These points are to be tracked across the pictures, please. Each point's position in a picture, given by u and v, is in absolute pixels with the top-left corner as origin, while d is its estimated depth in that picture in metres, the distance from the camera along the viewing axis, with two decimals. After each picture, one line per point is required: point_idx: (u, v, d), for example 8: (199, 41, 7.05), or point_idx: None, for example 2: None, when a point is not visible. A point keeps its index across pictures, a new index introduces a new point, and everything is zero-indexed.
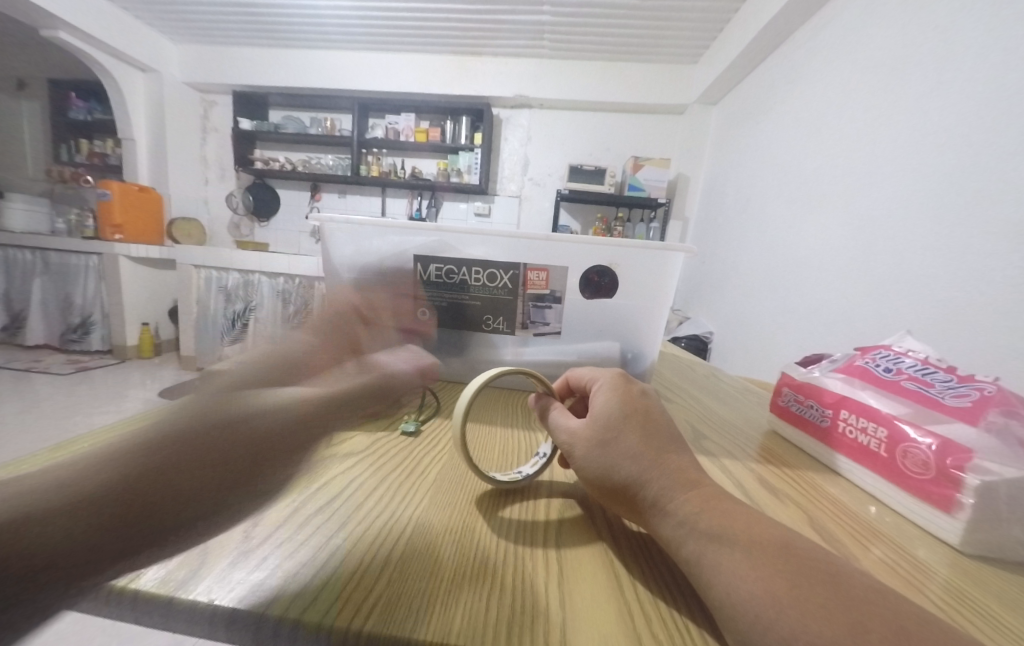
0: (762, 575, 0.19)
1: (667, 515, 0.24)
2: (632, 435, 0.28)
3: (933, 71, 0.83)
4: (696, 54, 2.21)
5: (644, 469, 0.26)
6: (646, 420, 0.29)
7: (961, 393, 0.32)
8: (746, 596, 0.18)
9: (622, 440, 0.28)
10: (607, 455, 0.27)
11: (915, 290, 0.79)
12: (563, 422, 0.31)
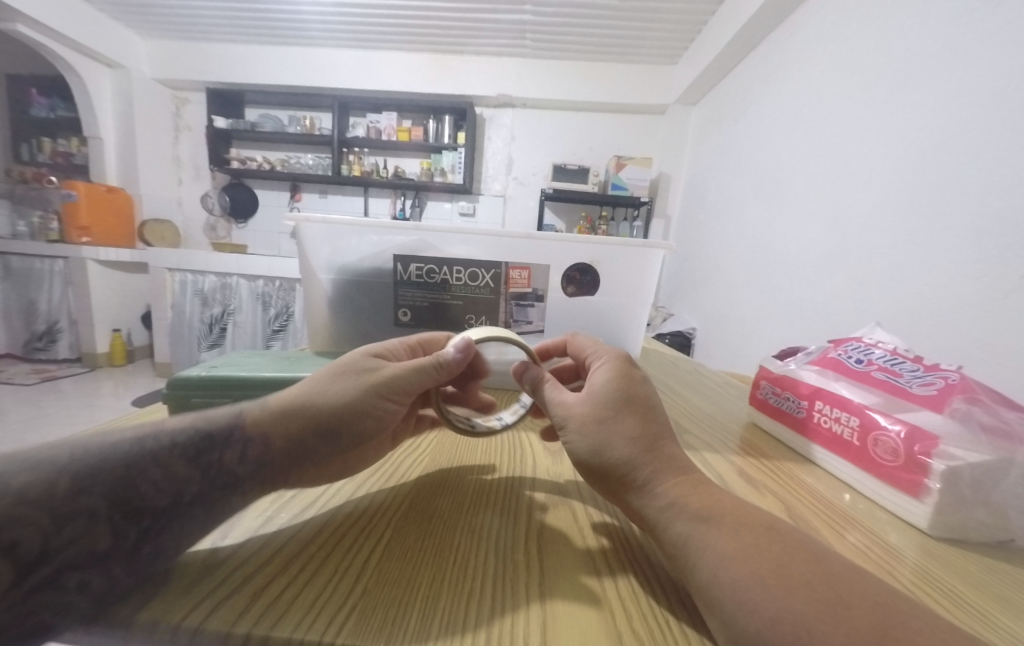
0: (748, 560, 0.19)
1: (654, 504, 0.24)
2: (630, 416, 0.28)
3: (899, 72, 0.87)
4: (675, 56, 2.25)
5: (639, 452, 0.26)
6: (643, 404, 0.29)
7: (927, 381, 0.33)
8: (729, 588, 0.18)
9: (618, 421, 0.28)
10: (601, 432, 0.28)
11: (886, 284, 0.82)
12: (557, 395, 0.32)
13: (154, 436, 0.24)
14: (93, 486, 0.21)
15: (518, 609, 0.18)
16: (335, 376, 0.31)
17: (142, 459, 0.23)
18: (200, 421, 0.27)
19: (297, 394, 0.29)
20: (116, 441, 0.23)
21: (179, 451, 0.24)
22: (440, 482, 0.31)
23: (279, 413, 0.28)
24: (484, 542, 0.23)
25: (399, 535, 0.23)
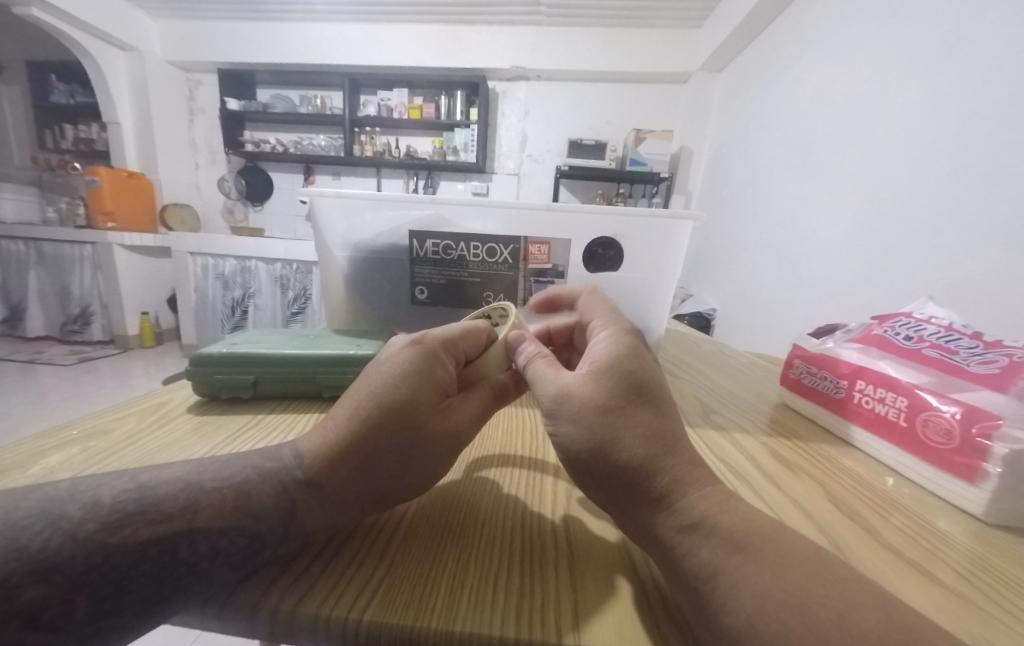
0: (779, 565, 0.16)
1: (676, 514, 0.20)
2: (644, 411, 0.23)
3: (955, 23, 0.78)
4: (701, 18, 2.09)
5: (655, 452, 0.22)
6: (651, 386, 0.25)
7: (988, 359, 0.31)
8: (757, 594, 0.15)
9: (627, 415, 0.23)
10: (607, 426, 0.23)
11: (934, 261, 0.76)
12: (550, 376, 0.27)
13: (192, 534, 0.20)
14: (125, 598, 0.18)
15: (546, 588, 0.18)
16: (406, 450, 0.24)
17: (175, 565, 0.19)
18: (246, 511, 0.21)
19: (361, 475, 0.22)
20: (146, 534, 0.19)
21: (224, 558, 0.19)
22: (465, 463, 0.30)
23: (340, 493, 0.22)
24: (505, 518, 0.23)
25: (419, 519, 0.22)
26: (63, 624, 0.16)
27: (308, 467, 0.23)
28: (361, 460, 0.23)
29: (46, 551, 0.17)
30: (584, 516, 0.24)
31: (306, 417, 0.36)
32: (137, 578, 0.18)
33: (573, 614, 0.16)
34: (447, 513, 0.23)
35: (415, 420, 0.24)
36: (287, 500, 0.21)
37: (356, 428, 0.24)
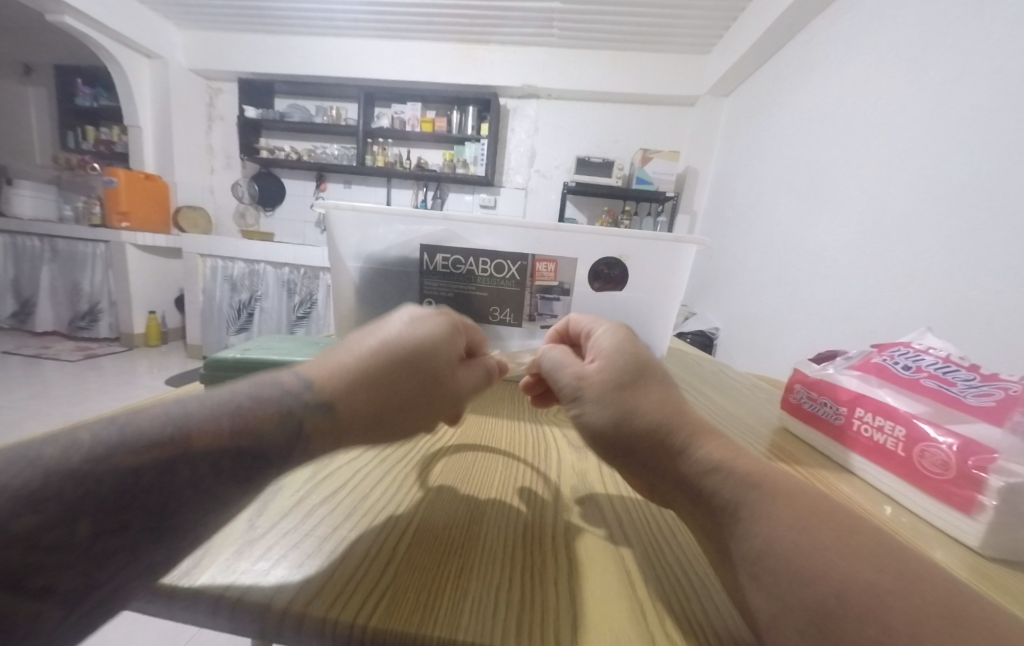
0: (794, 516, 0.19)
1: (696, 459, 0.23)
2: (653, 389, 0.28)
3: (958, 61, 0.81)
4: (708, 44, 2.16)
5: (670, 419, 0.26)
6: (653, 367, 0.30)
7: (984, 392, 0.31)
8: (780, 539, 0.18)
9: (643, 390, 0.27)
10: (623, 400, 0.27)
11: (935, 289, 0.77)
12: (569, 361, 0.32)
13: (184, 455, 0.19)
14: (129, 517, 0.18)
15: (542, 601, 0.18)
16: (431, 401, 0.28)
17: (178, 485, 0.19)
18: (247, 429, 0.22)
19: (382, 412, 0.26)
20: (137, 458, 0.18)
21: (226, 467, 0.20)
22: (463, 470, 0.31)
23: (359, 428, 0.25)
24: (512, 525, 0.24)
25: (424, 525, 0.23)
26: (67, 541, 0.16)
27: (317, 392, 0.24)
28: (389, 398, 0.26)
29: (30, 485, 0.16)
30: (581, 526, 0.25)
31: None
32: (140, 498, 0.18)
33: (572, 632, 0.17)
34: (449, 524, 0.24)
35: (442, 375, 0.28)
36: (296, 415, 0.23)
37: (383, 370, 0.26)
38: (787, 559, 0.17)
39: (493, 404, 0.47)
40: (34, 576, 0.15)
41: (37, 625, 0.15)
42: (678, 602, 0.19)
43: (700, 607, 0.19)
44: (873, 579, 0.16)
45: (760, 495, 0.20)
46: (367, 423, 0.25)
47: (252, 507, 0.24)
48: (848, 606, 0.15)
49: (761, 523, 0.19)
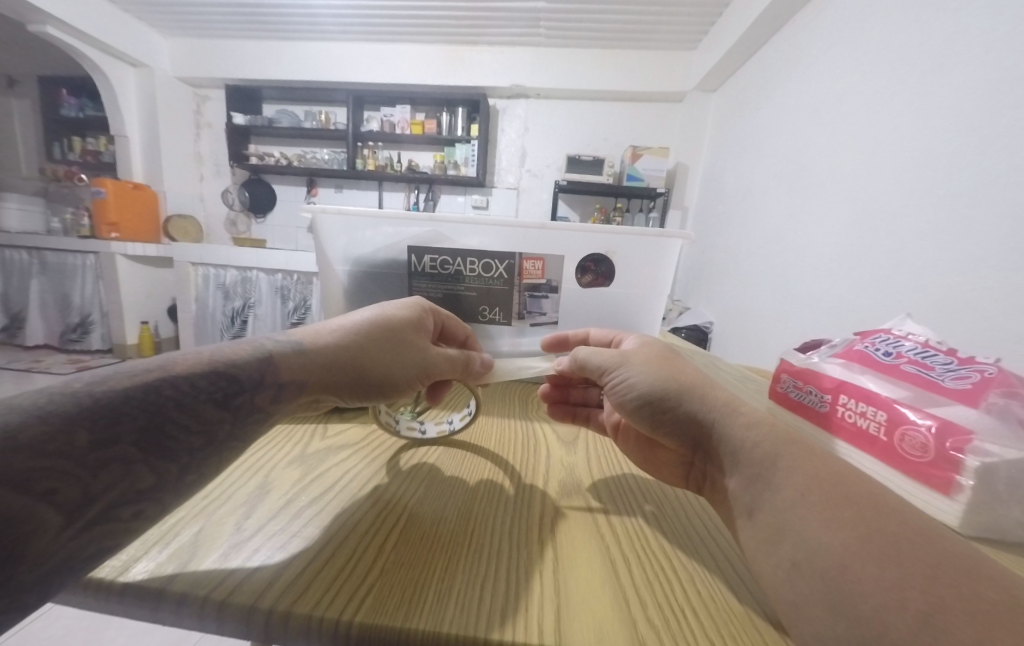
0: (808, 484, 0.20)
1: (738, 416, 0.25)
2: (687, 365, 0.32)
3: (936, 51, 0.82)
4: (695, 40, 2.17)
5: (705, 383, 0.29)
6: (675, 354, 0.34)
7: (962, 375, 0.32)
8: (787, 501, 0.20)
9: (680, 362, 0.32)
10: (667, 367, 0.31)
11: (919, 277, 0.78)
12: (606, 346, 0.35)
13: (167, 380, 0.25)
14: (120, 434, 0.22)
15: (530, 589, 0.19)
16: (396, 348, 0.34)
17: (163, 405, 0.24)
18: (223, 359, 0.28)
19: (342, 353, 0.32)
20: (129, 383, 0.24)
21: (205, 396, 0.26)
22: (458, 468, 0.31)
23: (313, 363, 0.31)
24: (511, 521, 0.24)
25: (415, 522, 0.24)
26: (67, 450, 0.20)
27: (294, 342, 0.32)
28: (346, 341, 0.33)
29: (42, 403, 0.21)
30: (570, 519, 0.25)
31: (304, 427, 0.37)
32: (129, 414, 0.22)
33: (555, 617, 0.17)
34: (439, 520, 0.24)
35: (398, 330, 0.35)
36: (270, 358, 0.29)
37: (359, 332, 0.34)
38: (801, 545, 0.18)
39: (487, 403, 0.47)
40: (39, 481, 0.19)
41: (45, 524, 0.18)
42: (686, 596, 0.20)
43: (700, 598, 0.20)
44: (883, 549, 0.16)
45: (782, 464, 0.22)
46: (325, 361, 0.31)
47: (238, 510, 0.24)
48: (853, 568, 0.16)
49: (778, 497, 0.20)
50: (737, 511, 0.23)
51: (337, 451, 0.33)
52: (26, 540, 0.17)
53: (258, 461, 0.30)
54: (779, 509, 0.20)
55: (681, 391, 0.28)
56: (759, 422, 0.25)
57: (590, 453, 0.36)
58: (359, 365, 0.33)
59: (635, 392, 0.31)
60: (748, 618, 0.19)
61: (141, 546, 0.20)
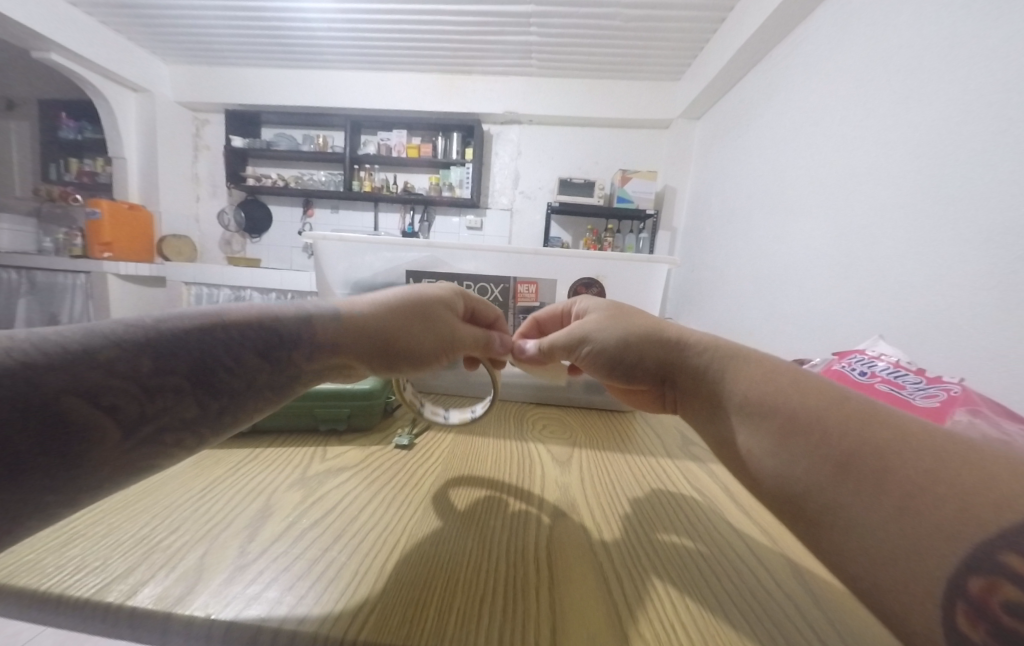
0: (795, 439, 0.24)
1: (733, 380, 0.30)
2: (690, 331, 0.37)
3: (903, 88, 0.89)
4: (678, 72, 2.30)
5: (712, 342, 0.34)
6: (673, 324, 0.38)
7: (930, 393, 0.34)
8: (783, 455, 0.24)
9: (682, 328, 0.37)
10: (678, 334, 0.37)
11: (894, 295, 0.82)
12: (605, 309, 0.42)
13: (221, 330, 0.28)
14: (176, 366, 0.25)
15: (526, 608, 0.19)
16: (426, 324, 0.38)
17: (213, 348, 0.27)
18: (268, 315, 0.31)
19: (382, 319, 0.35)
20: (187, 326, 0.27)
21: (248, 344, 0.29)
22: (456, 487, 0.32)
23: (352, 327, 0.34)
24: (505, 540, 0.25)
25: (417, 543, 0.24)
26: (132, 374, 0.23)
27: (337, 310, 0.35)
28: (384, 309, 0.36)
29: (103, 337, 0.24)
30: (562, 536, 0.26)
31: (303, 451, 0.37)
32: (180, 355, 0.26)
33: (552, 634, 0.18)
34: (438, 540, 0.25)
35: (431, 305, 0.39)
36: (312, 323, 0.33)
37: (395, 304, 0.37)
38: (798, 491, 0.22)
39: (481, 423, 0.48)
40: (105, 395, 0.22)
41: (105, 434, 0.22)
42: (678, 611, 0.20)
43: (691, 611, 0.20)
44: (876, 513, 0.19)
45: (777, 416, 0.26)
46: (359, 327, 0.34)
47: (242, 532, 0.24)
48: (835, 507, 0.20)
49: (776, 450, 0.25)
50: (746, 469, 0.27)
51: (333, 474, 0.33)
52: (89, 443, 0.21)
53: (260, 486, 0.30)
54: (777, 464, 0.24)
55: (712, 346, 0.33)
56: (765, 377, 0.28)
57: (585, 473, 0.37)
58: (391, 334, 0.36)
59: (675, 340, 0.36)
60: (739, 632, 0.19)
61: (147, 569, 0.21)
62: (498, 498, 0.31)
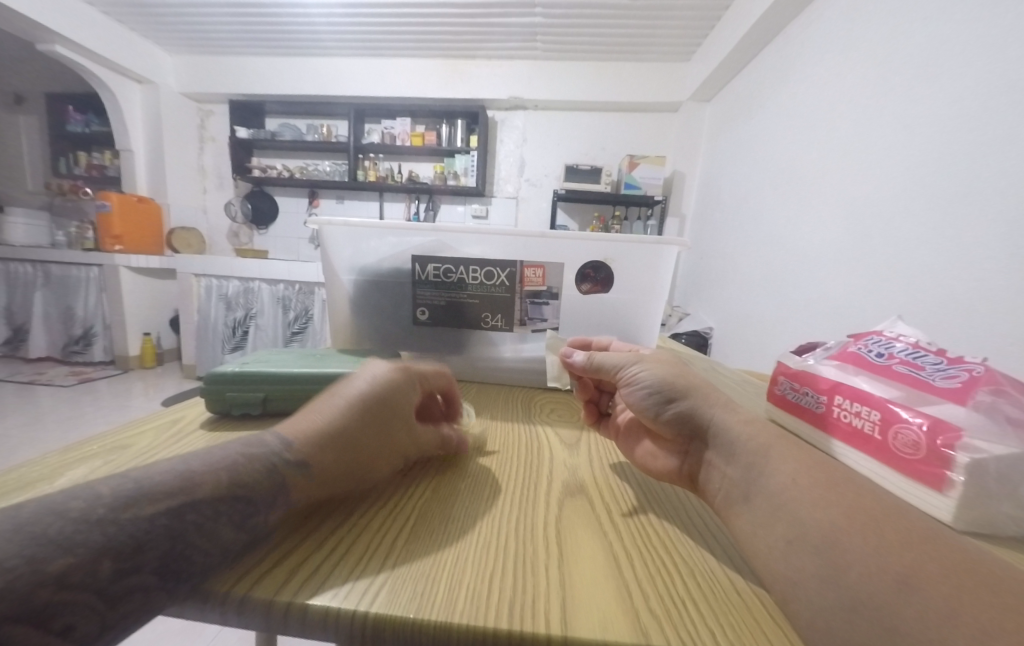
0: (802, 476, 0.24)
1: (736, 412, 0.30)
2: (689, 371, 0.35)
3: (922, 63, 0.85)
4: (688, 52, 2.22)
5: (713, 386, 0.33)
6: (677, 365, 0.36)
7: (951, 374, 0.33)
8: (787, 481, 0.24)
9: (685, 367, 0.36)
10: (683, 371, 0.35)
11: (912, 281, 0.80)
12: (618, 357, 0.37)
13: (185, 505, 0.21)
14: (143, 561, 0.18)
15: (536, 586, 0.19)
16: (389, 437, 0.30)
17: (184, 530, 0.20)
18: (237, 476, 0.23)
19: (340, 458, 0.27)
20: (150, 504, 0.20)
21: (224, 518, 0.21)
22: (457, 467, 0.32)
23: (319, 477, 0.25)
24: (504, 518, 0.25)
25: (423, 522, 0.24)
26: (89, 580, 0.17)
27: (293, 450, 0.26)
28: (345, 442, 0.28)
29: (53, 532, 0.17)
30: (568, 516, 0.26)
31: None
32: (150, 539, 0.19)
33: (562, 610, 0.18)
34: (447, 519, 0.25)
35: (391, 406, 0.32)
36: (281, 475, 0.24)
37: (342, 444, 0.28)
38: (794, 523, 0.21)
39: (489, 407, 0.48)
40: (58, 617, 0.16)
41: None
42: (687, 589, 0.20)
43: (698, 590, 0.20)
44: (876, 554, 0.18)
45: (772, 452, 0.26)
46: (330, 474, 0.26)
47: None
48: (841, 530, 0.20)
49: (773, 482, 0.24)
50: (728, 499, 0.26)
51: None
52: None
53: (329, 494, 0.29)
54: (774, 493, 0.23)
55: (688, 388, 0.33)
56: (750, 422, 0.29)
57: (592, 455, 0.37)
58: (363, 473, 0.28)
59: (647, 388, 0.34)
60: (747, 611, 0.19)
61: None
62: (499, 478, 0.31)
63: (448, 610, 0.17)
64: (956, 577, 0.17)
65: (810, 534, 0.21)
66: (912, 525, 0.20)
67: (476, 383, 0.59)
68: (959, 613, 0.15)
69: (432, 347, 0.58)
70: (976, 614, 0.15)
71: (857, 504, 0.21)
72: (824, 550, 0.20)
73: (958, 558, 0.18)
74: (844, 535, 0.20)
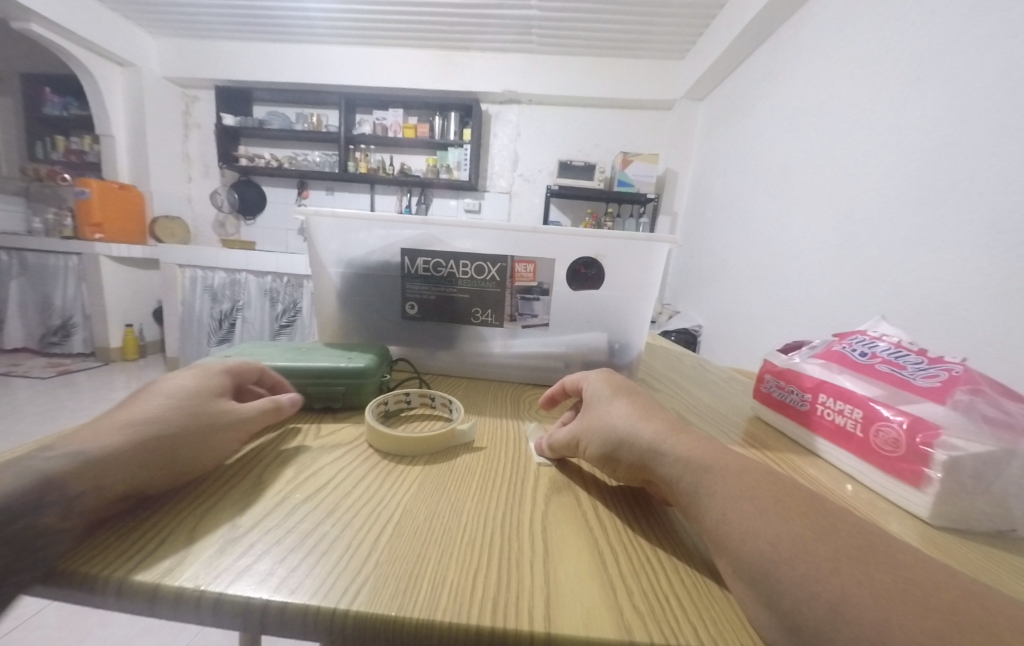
0: (769, 483, 0.24)
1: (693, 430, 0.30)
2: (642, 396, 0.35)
3: (911, 68, 0.86)
4: (683, 50, 2.22)
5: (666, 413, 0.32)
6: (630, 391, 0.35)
7: (931, 373, 0.34)
8: (754, 484, 0.24)
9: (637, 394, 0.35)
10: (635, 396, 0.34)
11: (895, 281, 0.82)
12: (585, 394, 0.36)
13: None
14: None
15: (521, 584, 0.19)
16: (208, 421, 0.28)
17: None
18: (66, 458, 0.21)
19: (147, 442, 0.24)
20: None
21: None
22: (446, 463, 0.32)
23: (121, 461, 0.22)
24: (485, 517, 0.25)
25: (404, 519, 0.24)
26: None
27: (90, 445, 0.22)
28: (154, 427, 0.25)
29: None
30: (547, 513, 0.26)
31: (296, 428, 0.36)
32: None
33: (546, 608, 0.18)
34: (428, 516, 0.24)
35: (201, 404, 0.28)
36: (71, 467, 0.20)
37: (145, 432, 0.24)
38: (763, 521, 0.21)
39: (479, 403, 0.48)
40: None
41: None
42: (669, 586, 0.20)
43: (679, 586, 0.20)
44: (843, 555, 0.19)
45: (731, 463, 0.25)
46: (136, 459, 0.23)
47: (233, 507, 0.24)
48: (813, 530, 0.20)
49: (716, 508, 0.23)
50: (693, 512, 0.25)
51: (329, 450, 0.32)
52: None
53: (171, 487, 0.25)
54: (744, 491, 0.23)
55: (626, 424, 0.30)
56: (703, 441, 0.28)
57: None
58: (179, 456, 0.25)
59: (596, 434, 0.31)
60: (724, 612, 0.19)
61: (136, 543, 0.20)
62: (483, 478, 0.30)
63: (428, 610, 0.17)
64: (916, 591, 0.17)
65: (782, 530, 0.20)
66: (872, 542, 0.20)
67: (465, 378, 0.58)
68: (920, 613, 0.16)
69: (421, 342, 0.58)
70: (938, 619, 0.15)
71: (823, 517, 0.21)
72: (794, 544, 0.20)
73: (921, 573, 0.18)
74: (815, 533, 0.20)
